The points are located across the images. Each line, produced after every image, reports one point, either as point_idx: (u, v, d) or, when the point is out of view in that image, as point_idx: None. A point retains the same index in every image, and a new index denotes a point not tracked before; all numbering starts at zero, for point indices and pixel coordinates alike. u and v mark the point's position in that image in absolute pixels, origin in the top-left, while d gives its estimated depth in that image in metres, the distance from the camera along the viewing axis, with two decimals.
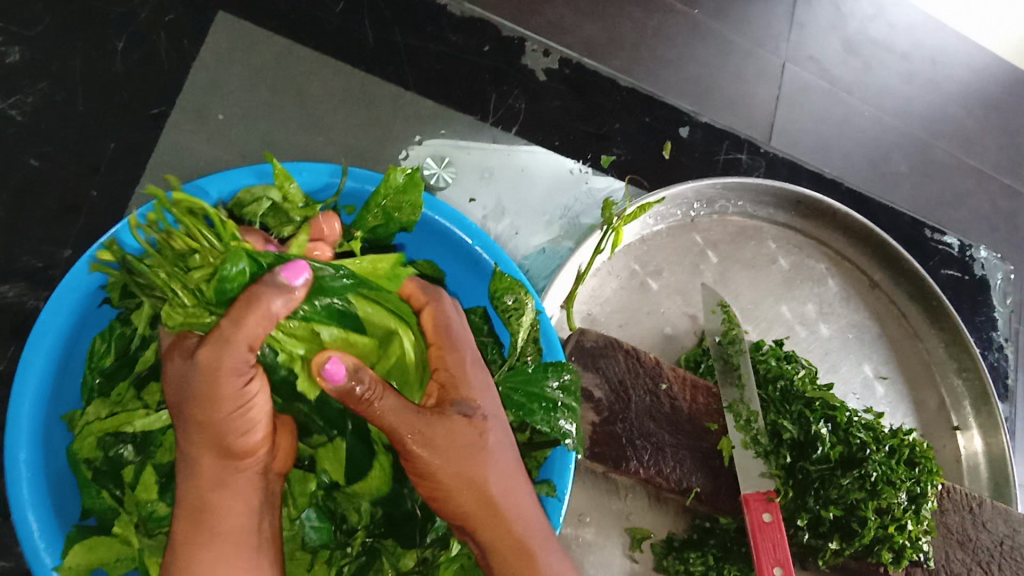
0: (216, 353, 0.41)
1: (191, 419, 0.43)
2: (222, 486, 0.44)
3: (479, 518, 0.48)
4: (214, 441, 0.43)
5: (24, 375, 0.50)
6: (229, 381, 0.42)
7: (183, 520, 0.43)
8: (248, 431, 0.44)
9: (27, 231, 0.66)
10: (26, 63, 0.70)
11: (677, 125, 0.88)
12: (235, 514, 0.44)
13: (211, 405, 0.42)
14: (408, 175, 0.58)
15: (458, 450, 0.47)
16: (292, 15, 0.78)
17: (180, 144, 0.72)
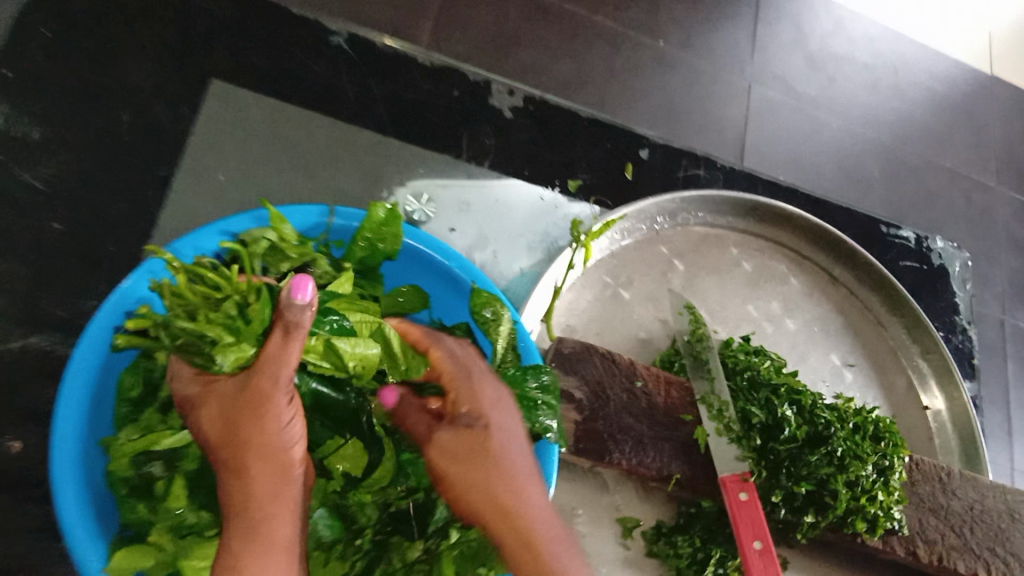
0: (266, 375, 0.51)
1: (240, 440, 0.51)
2: (269, 496, 0.51)
3: (489, 515, 0.53)
4: (261, 456, 0.52)
5: (63, 406, 0.57)
6: (276, 402, 0.52)
7: (234, 529, 0.50)
8: (291, 449, 0.53)
9: (53, 286, 0.73)
10: (44, 138, 0.78)
11: (637, 148, 0.97)
12: (277, 522, 0.51)
13: (260, 422, 0.52)
14: (389, 209, 0.65)
15: (469, 455, 0.55)
16: (279, 77, 0.87)
17: (184, 199, 0.79)
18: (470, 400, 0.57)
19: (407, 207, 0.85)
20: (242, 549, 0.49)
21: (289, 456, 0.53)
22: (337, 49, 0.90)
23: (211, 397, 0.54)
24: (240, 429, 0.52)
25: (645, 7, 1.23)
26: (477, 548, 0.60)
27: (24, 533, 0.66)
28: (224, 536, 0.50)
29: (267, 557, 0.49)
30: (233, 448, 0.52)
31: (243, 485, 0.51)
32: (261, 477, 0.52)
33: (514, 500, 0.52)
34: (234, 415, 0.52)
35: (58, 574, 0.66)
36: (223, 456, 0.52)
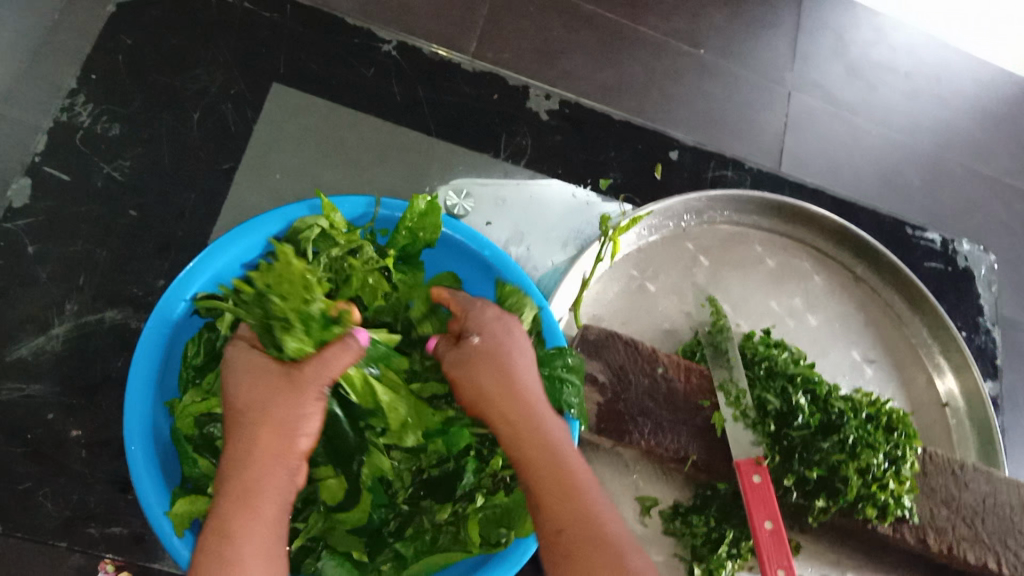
0: (313, 368, 0.58)
1: (266, 408, 0.56)
2: (268, 474, 0.54)
3: (498, 409, 0.59)
4: (274, 434, 0.55)
5: (137, 367, 0.64)
6: (308, 392, 0.57)
7: (234, 489, 0.53)
8: (303, 435, 0.57)
9: (129, 267, 0.82)
10: (124, 134, 0.87)
11: (667, 149, 1.02)
12: (267, 500, 0.54)
13: (285, 396, 0.56)
14: (429, 202, 0.71)
15: (479, 361, 0.61)
16: (333, 81, 0.94)
17: (246, 191, 0.87)
18: (477, 319, 0.64)
19: (448, 202, 0.91)
20: (234, 514, 0.52)
21: (297, 442, 0.56)
22: (387, 56, 0.97)
23: (247, 367, 0.58)
24: (267, 398, 0.56)
25: (684, 17, 1.27)
26: (502, 511, 0.66)
27: (102, 482, 0.74)
28: (214, 507, 0.53)
29: (249, 527, 0.52)
30: (256, 418, 0.55)
31: (247, 455, 0.54)
32: (270, 449, 0.55)
33: (523, 393, 0.59)
34: (268, 384, 0.57)
35: (128, 520, 0.74)
36: (242, 425, 0.55)
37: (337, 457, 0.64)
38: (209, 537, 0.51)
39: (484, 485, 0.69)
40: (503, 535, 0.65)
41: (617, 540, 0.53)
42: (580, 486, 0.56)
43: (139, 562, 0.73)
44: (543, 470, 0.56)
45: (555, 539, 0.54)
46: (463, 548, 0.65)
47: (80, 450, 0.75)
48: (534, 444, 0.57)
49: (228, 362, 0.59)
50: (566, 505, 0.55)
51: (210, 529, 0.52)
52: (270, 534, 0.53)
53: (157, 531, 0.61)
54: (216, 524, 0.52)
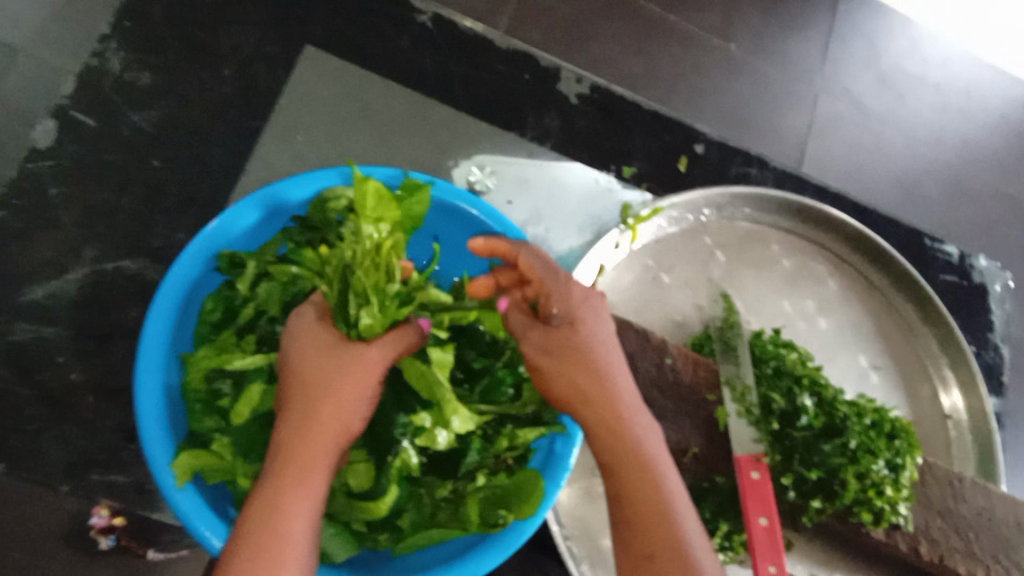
0: (378, 351, 0.60)
1: (332, 387, 0.57)
2: (325, 446, 0.55)
3: (576, 404, 0.60)
4: (331, 411, 0.56)
5: (153, 319, 0.65)
6: (369, 379, 0.58)
7: (290, 463, 0.53)
8: (357, 420, 0.57)
9: (150, 218, 0.82)
10: (153, 84, 0.87)
11: (693, 143, 1.01)
12: (321, 475, 0.54)
13: (351, 377, 0.57)
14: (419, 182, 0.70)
15: (554, 357, 0.61)
16: (365, 48, 0.94)
17: (270, 151, 0.87)
18: (562, 300, 0.63)
19: (471, 178, 0.92)
20: (291, 481, 0.52)
21: (350, 426, 0.57)
22: (420, 27, 0.97)
23: (319, 339, 0.59)
24: (334, 378, 0.57)
25: (721, 11, 1.26)
26: (501, 493, 0.67)
27: (110, 429, 0.75)
28: (270, 471, 0.53)
29: (304, 498, 0.52)
30: (318, 394, 0.56)
31: (306, 428, 0.55)
32: (331, 424, 0.56)
33: (600, 389, 0.60)
34: (339, 362, 0.57)
35: (132, 468, 0.75)
36: (304, 399, 0.56)
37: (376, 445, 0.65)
38: (262, 501, 0.52)
39: (486, 465, 0.70)
40: (500, 517, 0.66)
41: (690, 535, 0.55)
42: (662, 480, 0.56)
43: (142, 508, 0.74)
44: (631, 466, 0.57)
45: (645, 563, 0.53)
46: (460, 526, 0.67)
47: (90, 395, 0.75)
48: (611, 434, 0.58)
49: (308, 331, 0.60)
50: (642, 504, 0.55)
51: (264, 491, 0.52)
52: (318, 508, 0.53)
53: (159, 482, 0.61)
54: (270, 489, 0.52)
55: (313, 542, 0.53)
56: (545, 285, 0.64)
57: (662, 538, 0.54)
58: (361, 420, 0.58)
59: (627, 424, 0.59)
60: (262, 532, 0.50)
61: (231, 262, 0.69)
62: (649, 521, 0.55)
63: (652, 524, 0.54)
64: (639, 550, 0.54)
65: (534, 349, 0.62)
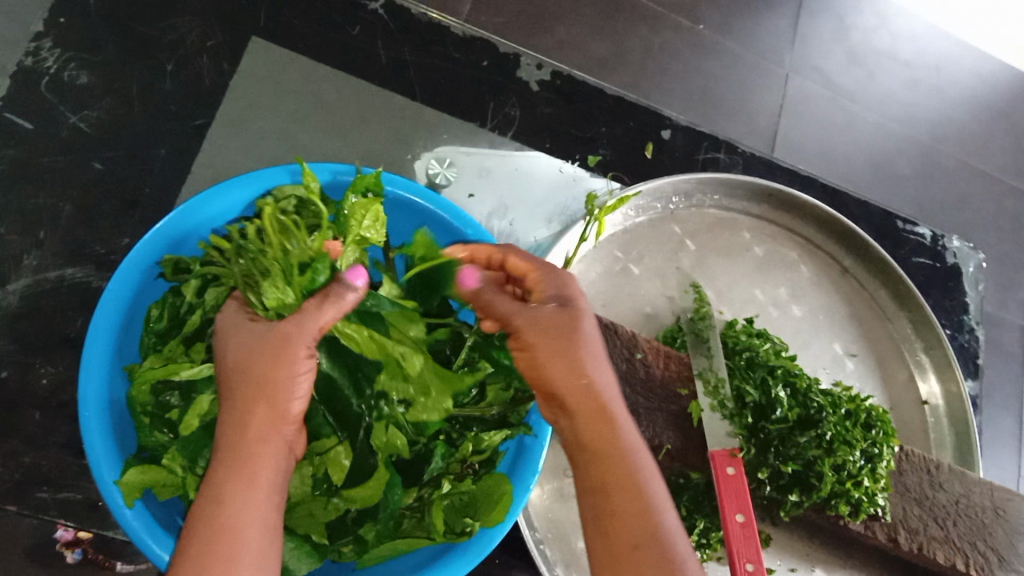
0: (296, 322, 0.54)
1: (259, 373, 0.52)
2: (264, 436, 0.52)
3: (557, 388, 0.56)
4: (267, 400, 0.52)
5: (95, 330, 0.62)
6: (297, 349, 0.53)
7: (225, 459, 0.51)
8: (295, 400, 0.54)
9: (94, 223, 0.78)
10: (91, 82, 0.83)
11: (660, 129, 0.99)
12: (265, 468, 0.52)
13: (279, 360, 0.53)
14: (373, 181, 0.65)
15: (556, 333, 0.56)
16: (316, 39, 0.90)
17: (219, 150, 0.84)
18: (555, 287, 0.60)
19: (431, 171, 0.88)
20: (233, 480, 0.50)
21: (289, 408, 0.54)
22: (373, 15, 0.93)
23: (245, 325, 0.55)
24: (262, 363, 0.53)
25: None
26: (468, 500, 0.64)
27: (56, 446, 0.72)
28: (212, 469, 0.51)
29: (248, 493, 0.50)
30: (248, 383, 0.52)
31: (242, 422, 0.52)
32: (264, 417, 0.52)
33: (588, 378, 0.56)
34: (259, 342, 0.53)
35: (81, 486, 0.71)
36: (237, 388, 0.52)
37: (345, 422, 0.62)
38: (204, 502, 0.50)
39: (452, 471, 0.66)
40: (468, 526, 0.63)
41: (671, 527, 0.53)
42: (636, 467, 0.54)
43: (97, 526, 0.71)
44: (606, 458, 0.54)
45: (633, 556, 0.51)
46: (426, 535, 0.64)
47: (34, 411, 0.72)
48: (590, 419, 0.55)
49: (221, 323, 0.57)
50: (620, 498, 0.53)
51: (206, 493, 0.50)
52: (267, 500, 0.51)
53: (107, 499, 0.59)
54: (211, 489, 0.50)
55: (271, 531, 0.51)
56: (541, 275, 0.61)
57: (649, 538, 0.51)
58: (299, 402, 0.54)
59: (610, 415, 0.55)
60: (208, 534, 0.48)
61: (176, 267, 0.65)
62: (618, 517, 0.52)
63: (632, 521, 0.52)
64: (608, 537, 0.52)
65: (536, 318, 0.57)
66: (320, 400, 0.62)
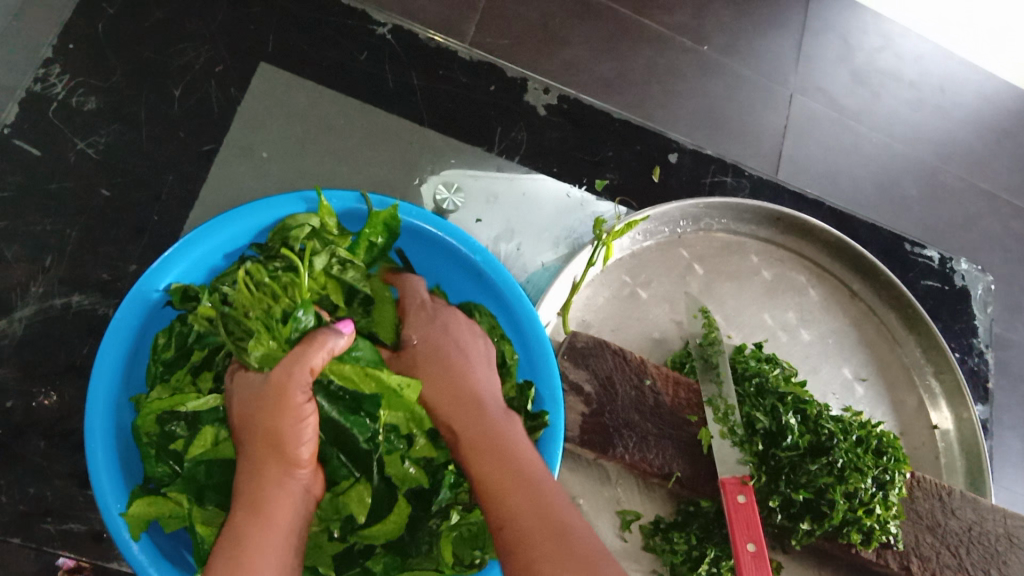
0: (287, 370, 0.54)
1: (263, 425, 0.53)
2: (275, 484, 0.53)
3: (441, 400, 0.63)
4: (274, 447, 0.53)
5: (102, 359, 0.61)
6: (296, 396, 0.54)
7: (243, 510, 0.51)
8: (305, 444, 0.54)
9: (101, 250, 0.78)
10: (99, 108, 0.83)
11: (667, 152, 0.99)
12: (279, 512, 0.52)
13: (283, 413, 0.53)
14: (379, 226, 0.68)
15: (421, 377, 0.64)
16: (323, 64, 0.90)
17: (226, 176, 0.84)
18: (416, 327, 0.67)
19: (437, 196, 0.88)
20: (250, 525, 0.50)
21: (298, 454, 0.54)
22: (380, 40, 0.93)
23: (244, 385, 0.57)
24: (265, 416, 0.53)
25: (690, 12, 1.23)
26: (476, 531, 0.64)
27: (61, 475, 0.71)
28: (231, 518, 0.52)
29: (264, 533, 0.50)
30: (258, 435, 0.53)
31: (256, 472, 0.53)
32: (277, 466, 0.53)
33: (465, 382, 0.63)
34: (257, 392, 0.55)
35: (87, 516, 0.71)
36: (249, 442, 0.54)
37: (357, 461, 0.60)
38: (222, 548, 0.49)
39: (459, 501, 0.66)
40: (478, 557, 0.63)
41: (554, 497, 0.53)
42: (513, 458, 0.56)
43: (99, 556, 0.70)
44: (483, 455, 0.57)
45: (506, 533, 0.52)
46: (435, 566, 0.63)
47: (40, 440, 0.72)
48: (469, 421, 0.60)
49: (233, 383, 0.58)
50: (498, 484, 0.54)
51: (228, 538, 0.50)
52: (285, 539, 0.51)
53: (112, 532, 0.58)
54: (231, 534, 0.50)
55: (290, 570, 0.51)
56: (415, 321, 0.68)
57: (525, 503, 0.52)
58: (308, 446, 0.55)
59: (481, 429, 0.60)
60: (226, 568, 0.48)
61: (185, 296, 0.64)
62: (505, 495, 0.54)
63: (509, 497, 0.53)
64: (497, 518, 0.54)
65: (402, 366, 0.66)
66: (331, 442, 0.60)
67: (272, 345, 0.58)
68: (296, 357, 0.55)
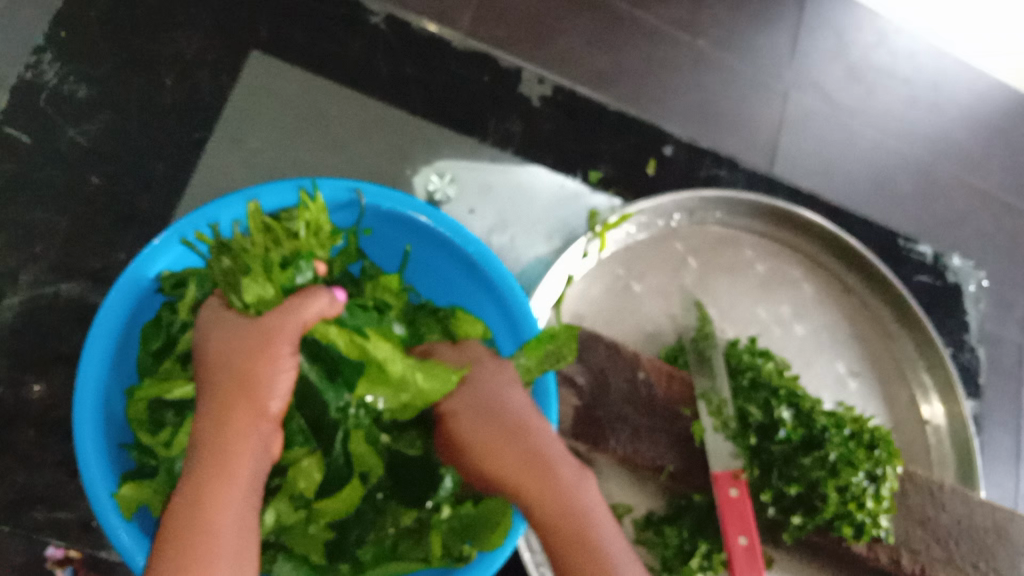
0: (279, 319, 0.55)
1: (239, 370, 0.53)
2: (241, 436, 0.52)
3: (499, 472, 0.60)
4: (245, 396, 0.52)
5: (92, 345, 0.60)
6: (281, 346, 0.54)
7: (206, 463, 0.50)
8: (277, 399, 0.54)
9: (91, 238, 0.78)
10: (89, 95, 0.82)
11: (662, 145, 0.98)
12: (240, 467, 0.51)
13: (261, 358, 0.53)
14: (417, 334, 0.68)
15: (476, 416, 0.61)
16: (316, 53, 0.89)
17: (217, 165, 0.83)
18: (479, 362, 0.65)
19: (431, 186, 0.88)
20: (211, 480, 0.49)
21: (268, 407, 0.53)
22: (374, 29, 0.92)
23: (226, 323, 0.56)
24: (243, 361, 0.53)
25: (686, 5, 1.23)
26: (467, 523, 0.63)
27: (49, 465, 0.71)
28: (189, 469, 0.51)
29: (225, 491, 0.49)
30: (228, 380, 0.52)
31: (219, 418, 0.52)
32: (244, 416, 0.52)
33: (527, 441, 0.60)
34: (237, 337, 0.54)
35: (75, 506, 0.71)
36: (219, 386, 0.53)
37: (320, 430, 0.61)
38: (180, 503, 0.49)
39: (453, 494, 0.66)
40: (466, 551, 0.63)
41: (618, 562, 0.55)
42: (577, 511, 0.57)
43: (89, 546, 0.70)
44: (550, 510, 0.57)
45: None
46: (424, 556, 0.63)
47: (28, 429, 0.71)
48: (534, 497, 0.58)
49: (204, 318, 0.57)
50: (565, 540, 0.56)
51: (184, 494, 0.49)
52: (246, 499, 0.50)
53: (100, 518, 0.57)
54: (192, 487, 0.49)
55: (247, 534, 0.49)
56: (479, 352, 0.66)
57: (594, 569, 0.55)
58: (280, 403, 0.54)
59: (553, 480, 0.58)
60: (182, 530, 0.48)
61: (175, 282, 0.65)
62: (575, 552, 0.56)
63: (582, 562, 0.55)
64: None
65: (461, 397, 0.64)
66: (297, 405, 0.61)
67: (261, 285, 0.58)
68: (285, 309, 0.55)
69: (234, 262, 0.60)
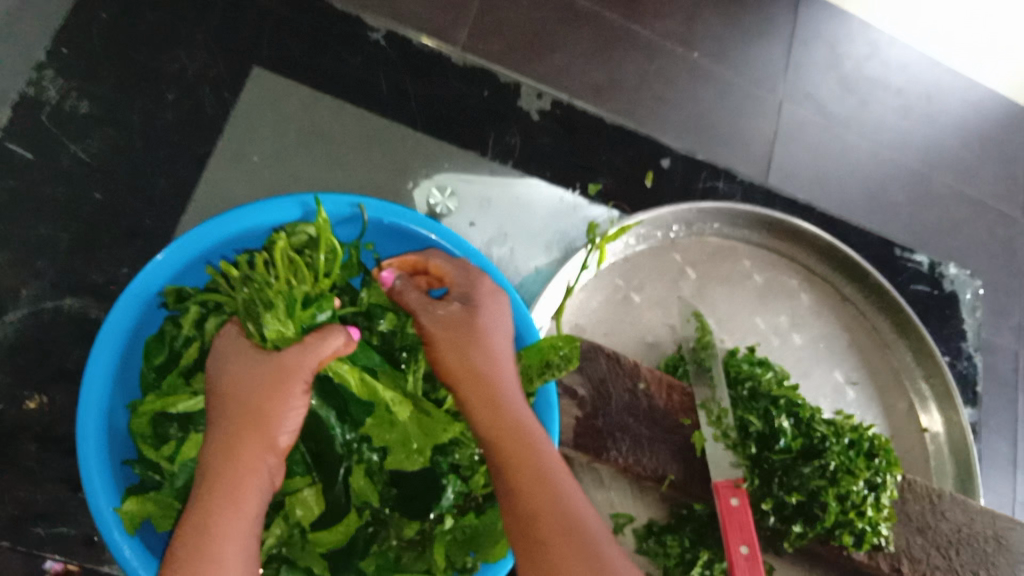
0: (298, 354, 0.55)
1: (255, 403, 0.53)
2: (251, 467, 0.52)
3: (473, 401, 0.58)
4: (258, 428, 0.53)
5: (94, 362, 0.61)
6: (297, 384, 0.54)
7: (216, 491, 0.50)
8: (286, 433, 0.54)
9: (93, 254, 0.78)
10: (90, 111, 0.83)
11: (659, 157, 0.99)
12: (249, 496, 0.51)
13: (276, 393, 0.54)
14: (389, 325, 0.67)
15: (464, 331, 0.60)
16: (317, 69, 0.90)
17: (219, 180, 0.83)
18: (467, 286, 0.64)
19: (431, 199, 0.89)
20: (221, 508, 0.50)
21: (279, 441, 0.54)
22: (374, 45, 0.93)
23: (241, 355, 0.55)
24: (258, 394, 0.53)
25: (681, 19, 1.24)
26: (470, 534, 0.64)
27: (51, 481, 0.71)
28: (198, 495, 0.51)
29: (234, 519, 0.50)
30: (242, 413, 0.53)
31: (231, 447, 0.52)
32: (253, 447, 0.52)
33: (495, 376, 0.59)
34: (252, 369, 0.54)
35: (77, 521, 0.71)
36: (231, 416, 0.53)
37: (321, 464, 0.62)
38: (189, 529, 0.49)
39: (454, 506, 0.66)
40: (468, 561, 0.64)
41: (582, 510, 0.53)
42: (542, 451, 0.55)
43: (91, 561, 0.70)
44: (514, 440, 0.55)
45: (529, 525, 0.52)
46: (426, 567, 0.64)
47: (31, 445, 0.71)
48: (500, 436, 0.56)
49: (222, 352, 0.56)
50: (528, 481, 0.53)
51: (193, 520, 0.49)
52: (252, 529, 0.51)
53: (104, 533, 0.58)
54: (200, 512, 0.50)
55: (248, 563, 0.50)
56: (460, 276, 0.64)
57: (553, 509, 0.52)
58: (286, 438, 0.55)
59: (520, 417, 0.57)
60: (191, 557, 0.48)
61: (178, 297, 0.65)
62: (532, 489, 0.53)
63: (541, 495, 0.53)
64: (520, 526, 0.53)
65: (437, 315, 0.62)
66: (303, 438, 0.62)
67: (282, 322, 0.57)
68: (307, 344, 0.56)
69: (250, 294, 0.59)
